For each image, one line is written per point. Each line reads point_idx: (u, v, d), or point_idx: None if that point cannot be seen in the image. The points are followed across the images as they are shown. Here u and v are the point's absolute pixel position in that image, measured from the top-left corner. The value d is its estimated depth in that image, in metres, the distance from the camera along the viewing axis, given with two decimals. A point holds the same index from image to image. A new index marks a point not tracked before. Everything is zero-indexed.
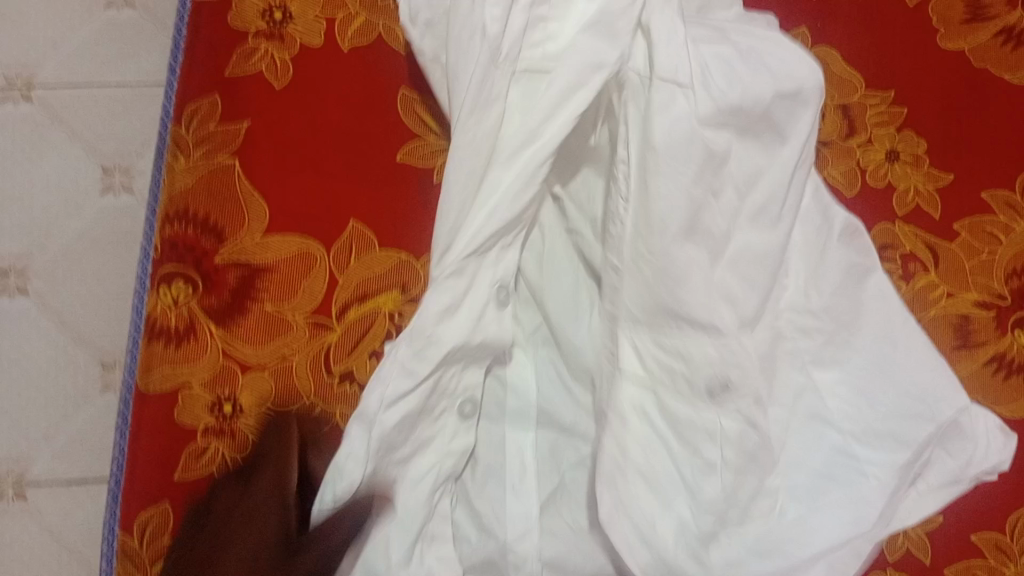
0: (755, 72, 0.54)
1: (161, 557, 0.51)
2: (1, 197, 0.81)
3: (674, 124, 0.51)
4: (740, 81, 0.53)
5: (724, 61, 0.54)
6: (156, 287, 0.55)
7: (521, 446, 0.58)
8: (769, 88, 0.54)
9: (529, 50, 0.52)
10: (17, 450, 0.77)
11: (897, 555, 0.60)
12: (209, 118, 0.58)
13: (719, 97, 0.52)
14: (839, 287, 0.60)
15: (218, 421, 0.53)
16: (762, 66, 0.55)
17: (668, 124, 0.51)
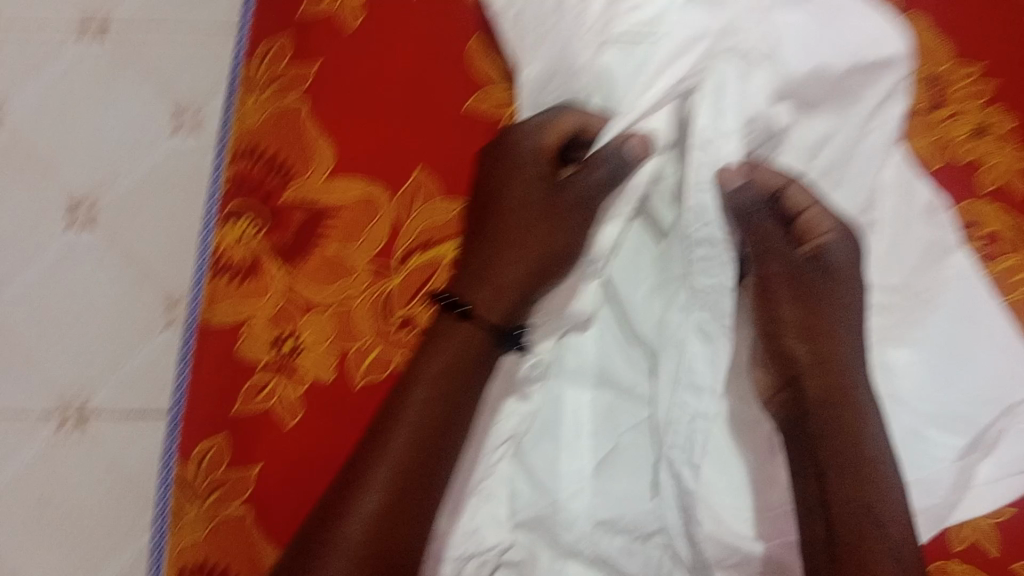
0: (829, 43, 0.53)
1: (215, 488, 0.52)
2: (73, 131, 0.83)
3: (734, 83, 0.51)
4: (816, 49, 0.53)
5: (802, 30, 0.53)
6: (224, 222, 0.55)
7: (578, 406, 0.55)
8: (847, 61, 0.53)
9: (622, 20, 0.54)
10: (79, 380, 0.78)
11: (962, 545, 0.55)
12: (282, 56, 0.58)
13: (791, 70, 0.52)
14: (919, 264, 0.58)
15: (277, 356, 0.53)
16: (842, 36, 0.54)
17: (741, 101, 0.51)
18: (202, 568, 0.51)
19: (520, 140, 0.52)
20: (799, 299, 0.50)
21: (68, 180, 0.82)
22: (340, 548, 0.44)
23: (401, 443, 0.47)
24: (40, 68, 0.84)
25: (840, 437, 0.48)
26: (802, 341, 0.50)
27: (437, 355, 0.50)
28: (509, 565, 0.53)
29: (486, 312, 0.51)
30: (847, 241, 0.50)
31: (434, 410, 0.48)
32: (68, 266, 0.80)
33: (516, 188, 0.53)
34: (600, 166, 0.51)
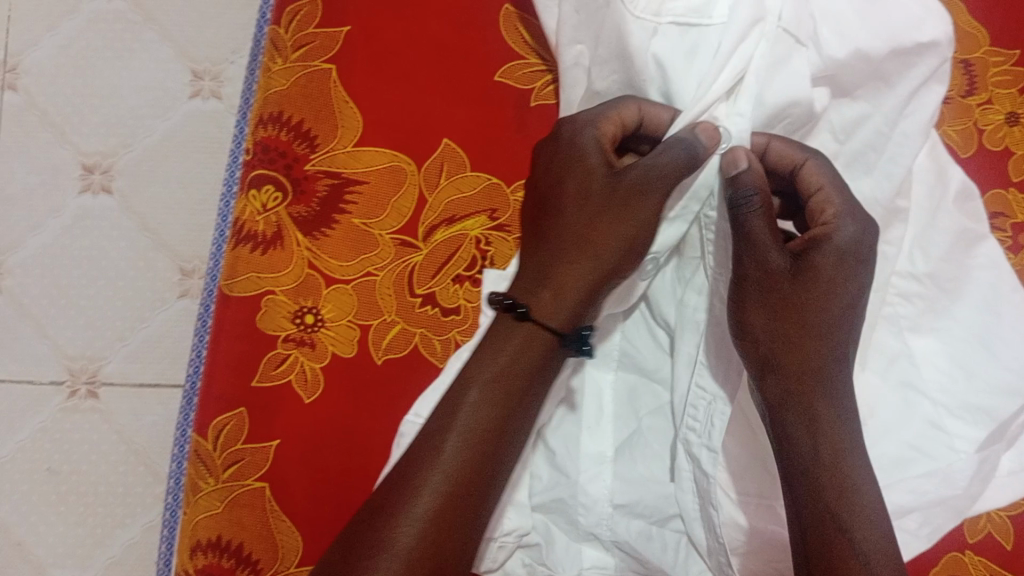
0: (868, 26, 0.50)
1: (232, 463, 0.51)
2: (88, 91, 0.81)
3: (785, 71, 0.46)
4: (854, 34, 0.50)
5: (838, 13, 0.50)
6: (246, 190, 0.54)
7: (600, 387, 0.54)
8: (883, 46, 0.50)
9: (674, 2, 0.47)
10: (89, 349, 0.77)
11: (977, 536, 0.54)
12: (310, 20, 0.56)
13: (825, 55, 0.49)
14: (949, 252, 0.56)
15: (299, 330, 0.52)
16: (881, 21, 0.50)
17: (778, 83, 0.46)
18: (217, 544, 0.50)
19: (575, 131, 0.46)
20: (771, 303, 0.44)
21: (81, 144, 0.80)
22: (389, 549, 0.40)
23: (461, 441, 0.43)
24: (55, 26, 0.81)
25: (808, 438, 0.44)
26: (771, 344, 0.44)
27: (492, 354, 0.45)
28: (528, 546, 0.53)
29: (545, 318, 0.44)
30: (859, 227, 0.44)
31: (494, 408, 0.43)
32: (80, 232, 0.79)
33: (574, 182, 0.45)
34: (671, 148, 0.43)
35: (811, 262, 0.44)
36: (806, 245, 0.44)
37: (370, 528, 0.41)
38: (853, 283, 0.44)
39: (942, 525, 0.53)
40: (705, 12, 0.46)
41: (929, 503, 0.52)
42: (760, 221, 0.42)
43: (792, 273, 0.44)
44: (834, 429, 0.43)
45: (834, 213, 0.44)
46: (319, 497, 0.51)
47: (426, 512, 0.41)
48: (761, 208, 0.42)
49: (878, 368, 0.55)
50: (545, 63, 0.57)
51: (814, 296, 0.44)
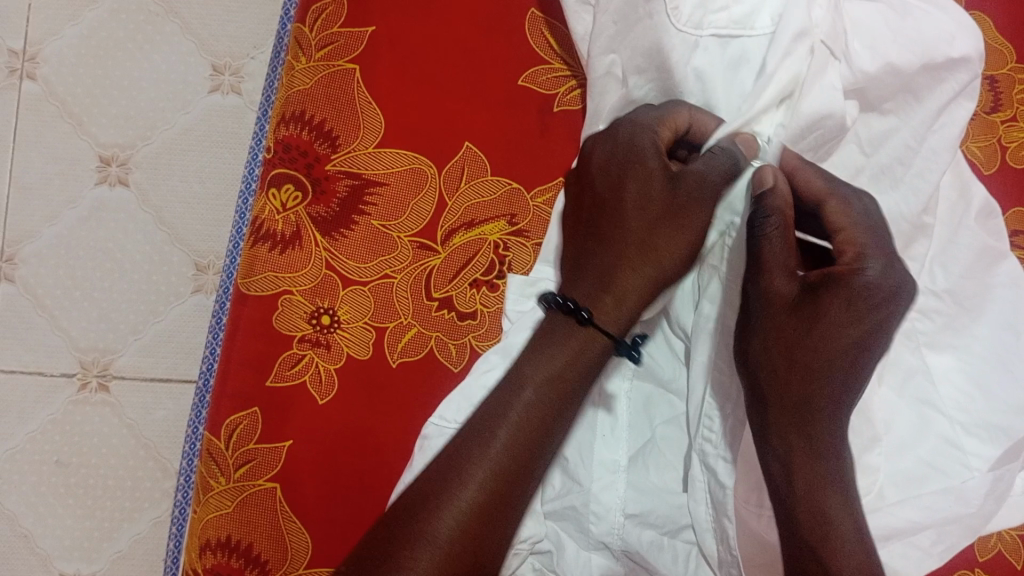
0: (900, 39, 0.50)
1: (244, 462, 0.51)
2: (107, 83, 0.80)
3: (823, 87, 0.46)
4: (886, 48, 0.49)
5: (872, 26, 0.50)
6: (266, 189, 0.54)
7: (615, 397, 0.54)
8: (916, 60, 0.50)
9: (716, 14, 0.48)
10: (103, 341, 0.77)
11: (988, 554, 0.54)
12: (334, 20, 0.56)
13: (857, 68, 0.48)
14: (969, 269, 0.56)
15: (315, 331, 0.52)
16: (913, 34, 0.50)
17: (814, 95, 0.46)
18: (227, 543, 0.50)
19: (635, 134, 0.45)
20: (775, 338, 0.43)
21: (98, 136, 0.80)
22: (430, 539, 0.41)
23: (511, 438, 0.43)
24: (76, 15, 0.81)
25: (800, 462, 0.42)
26: (767, 372, 0.43)
27: (549, 355, 0.44)
28: (539, 552, 0.52)
29: (605, 323, 0.44)
30: (884, 268, 0.41)
31: (547, 408, 0.44)
32: (95, 224, 0.79)
33: (634, 184, 0.45)
34: (715, 158, 0.44)
35: (820, 298, 0.41)
36: (821, 279, 0.42)
37: (413, 515, 0.42)
38: (866, 326, 0.41)
39: (956, 543, 0.52)
40: (747, 23, 0.47)
41: (943, 522, 0.52)
42: (775, 244, 0.42)
43: (795, 305, 0.42)
44: (825, 466, 0.42)
45: (857, 249, 0.42)
46: (330, 499, 0.51)
47: (469, 505, 0.41)
48: (778, 230, 0.41)
49: (895, 384, 0.54)
50: (570, 69, 0.56)
51: (817, 334, 0.41)
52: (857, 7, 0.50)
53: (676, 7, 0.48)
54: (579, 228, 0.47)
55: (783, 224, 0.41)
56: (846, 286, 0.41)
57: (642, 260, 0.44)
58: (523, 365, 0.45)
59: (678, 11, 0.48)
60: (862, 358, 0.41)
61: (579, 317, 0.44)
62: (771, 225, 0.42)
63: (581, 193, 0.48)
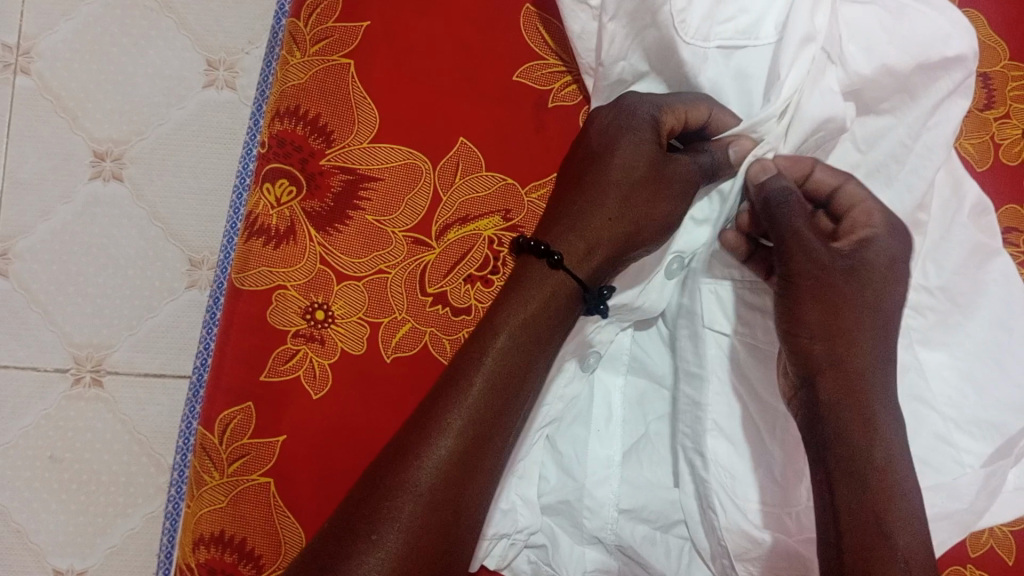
0: (896, 42, 0.50)
1: (238, 457, 0.51)
2: (102, 78, 0.80)
3: (824, 92, 0.46)
4: (881, 50, 0.49)
5: (865, 28, 0.50)
6: (260, 184, 0.54)
7: (608, 388, 0.53)
8: (911, 60, 0.50)
9: (722, 25, 0.48)
10: (97, 336, 0.77)
11: (979, 551, 0.54)
12: (329, 15, 0.56)
13: (854, 72, 0.49)
14: (962, 265, 0.56)
15: (309, 326, 0.52)
16: (908, 35, 0.50)
17: (822, 101, 0.46)
18: (220, 538, 0.50)
19: (636, 106, 0.46)
20: (824, 300, 0.43)
21: (93, 130, 0.80)
22: (410, 489, 0.38)
23: (485, 385, 0.41)
24: (70, 9, 0.81)
25: (841, 427, 0.42)
26: (823, 335, 0.43)
27: (521, 302, 0.43)
28: (535, 546, 0.52)
29: (576, 269, 0.44)
30: (899, 240, 0.45)
31: (519, 353, 0.42)
32: (89, 219, 0.79)
33: (626, 148, 0.45)
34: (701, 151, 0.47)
35: (859, 261, 0.44)
36: (852, 247, 0.45)
37: (390, 471, 0.39)
38: (896, 285, 0.45)
39: (948, 539, 0.52)
40: (752, 33, 0.48)
41: (935, 517, 0.52)
42: (799, 219, 0.44)
43: (843, 272, 0.43)
44: (866, 431, 0.42)
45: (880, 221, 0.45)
46: (324, 493, 0.51)
47: (445, 455, 0.39)
48: (799, 208, 0.44)
49: None
50: (565, 65, 0.56)
51: (863, 296, 0.44)
52: (851, 10, 0.50)
53: (685, 20, 0.47)
54: (555, 192, 0.47)
55: (799, 201, 0.44)
56: (878, 255, 0.45)
57: (622, 216, 0.45)
58: (496, 313, 0.43)
59: (686, 25, 0.47)
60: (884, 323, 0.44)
61: (551, 260, 0.44)
62: (792, 201, 0.44)
63: (571, 157, 0.48)
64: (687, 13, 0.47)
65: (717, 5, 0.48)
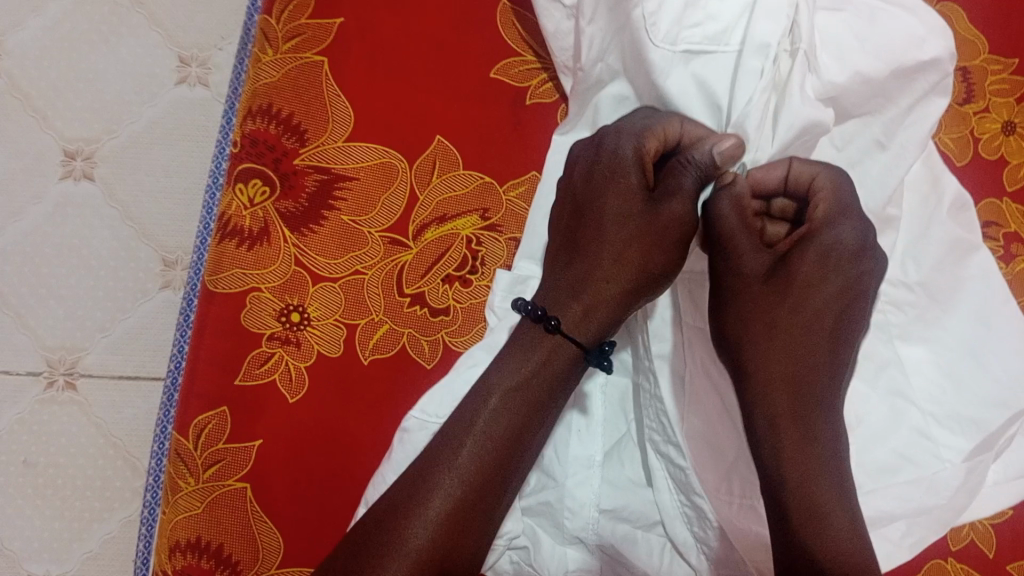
0: (869, 47, 0.50)
1: (212, 463, 0.50)
2: (72, 76, 0.79)
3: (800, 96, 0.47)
4: (855, 58, 0.49)
5: (842, 35, 0.50)
6: (233, 184, 0.52)
7: (590, 391, 0.53)
8: (884, 67, 0.50)
9: (689, 30, 0.48)
10: (70, 339, 0.76)
11: (960, 544, 0.53)
12: (301, 11, 0.55)
13: (827, 81, 0.49)
14: (941, 260, 0.56)
15: (284, 329, 0.51)
16: (881, 41, 0.51)
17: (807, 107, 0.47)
18: (197, 544, 0.49)
19: (618, 147, 0.47)
20: (750, 312, 0.46)
21: (63, 129, 0.78)
22: (399, 548, 0.42)
23: (477, 451, 0.44)
24: (39, 7, 0.80)
25: (795, 477, 0.43)
26: (753, 349, 0.46)
27: (517, 360, 0.46)
28: (516, 548, 0.52)
29: (573, 332, 0.46)
30: (858, 231, 0.46)
31: (513, 413, 0.45)
32: (61, 220, 0.77)
33: (612, 199, 0.47)
34: (688, 170, 0.46)
35: (791, 265, 0.46)
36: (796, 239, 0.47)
37: (380, 528, 0.43)
38: (845, 281, 0.46)
39: (926, 537, 0.52)
40: (720, 40, 0.48)
41: (913, 512, 0.52)
42: (733, 224, 0.46)
43: (766, 277, 0.47)
44: (818, 484, 0.43)
45: (825, 209, 0.46)
46: (301, 499, 0.50)
47: (435, 514, 0.43)
48: (732, 203, 0.46)
49: (867, 376, 0.54)
50: (540, 60, 0.55)
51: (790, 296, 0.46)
52: (824, 17, 0.50)
53: (654, 23, 0.47)
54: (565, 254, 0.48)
55: (736, 203, 0.46)
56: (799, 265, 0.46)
57: (614, 265, 0.47)
58: (493, 369, 0.46)
59: (655, 29, 0.47)
60: (840, 348, 0.46)
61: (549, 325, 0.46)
62: (726, 199, 0.46)
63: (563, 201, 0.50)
64: (658, 16, 0.47)
65: (686, 10, 0.48)
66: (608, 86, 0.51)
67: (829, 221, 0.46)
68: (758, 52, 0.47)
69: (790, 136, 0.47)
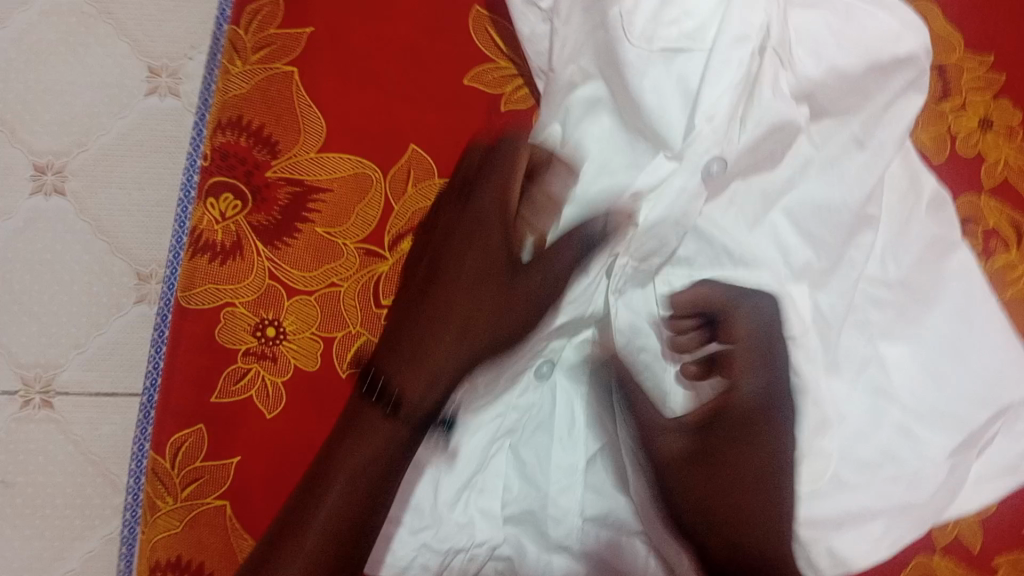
0: (843, 44, 0.49)
1: (190, 482, 0.49)
2: (41, 88, 0.78)
3: (774, 94, 0.47)
4: (831, 53, 0.49)
5: (817, 33, 0.49)
6: (204, 199, 0.52)
7: (571, 395, 0.52)
8: (862, 64, 0.50)
9: (665, 27, 0.47)
10: (44, 356, 0.75)
11: (946, 540, 0.54)
12: (269, 20, 0.54)
13: (802, 75, 0.49)
14: (920, 260, 0.55)
15: (260, 344, 0.51)
16: (860, 38, 0.50)
17: (775, 103, 0.47)
18: (177, 564, 0.48)
19: (482, 183, 0.45)
20: (705, 468, 0.45)
21: (34, 143, 0.77)
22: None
23: (345, 478, 0.42)
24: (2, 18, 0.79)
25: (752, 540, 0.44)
26: (693, 477, 0.46)
27: (393, 362, 0.44)
28: (501, 558, 0.52)
29: (409, 390, 0.43)
30: (766, 380, 0.45)
31: (377, 435, 0.43)
32: (32, 235, 0.76)
33: (471, 257, 0.45)
34: (571, 236, 0.44)
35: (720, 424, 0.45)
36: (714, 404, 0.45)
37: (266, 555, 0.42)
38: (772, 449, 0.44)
39: (905, 535, 0.52)
40: (695, 37, 0.47)
41: (892, 510, 0.52)
42: (741, 353, 0.45)
43: (697, 427, 0.46)
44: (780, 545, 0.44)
45: (745, 360, 0.45)
46: None
47: (346, 500, 0.42)
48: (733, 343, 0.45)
49: (850, 373, 0.54)
50: (516, 66, 0.55)
51: (738, 446, 0.44)
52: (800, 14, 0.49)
53: (630, 20, 0.46)
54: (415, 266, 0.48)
55: (738, 340, 0.45)
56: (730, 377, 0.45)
57: (461, 328, 0.44)
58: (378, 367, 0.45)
59: (632, 26, 0.46)
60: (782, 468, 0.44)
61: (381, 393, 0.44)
62: (725, 321, 0.46)
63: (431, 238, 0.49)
64: (633, 14, 0.46)
65: (662, 7, 0.47)
66: (581, 87, 0.49)
67: (750, 366, 0.45)
68: (740, 45, 0.46)
69: (759, 135, 0.47)
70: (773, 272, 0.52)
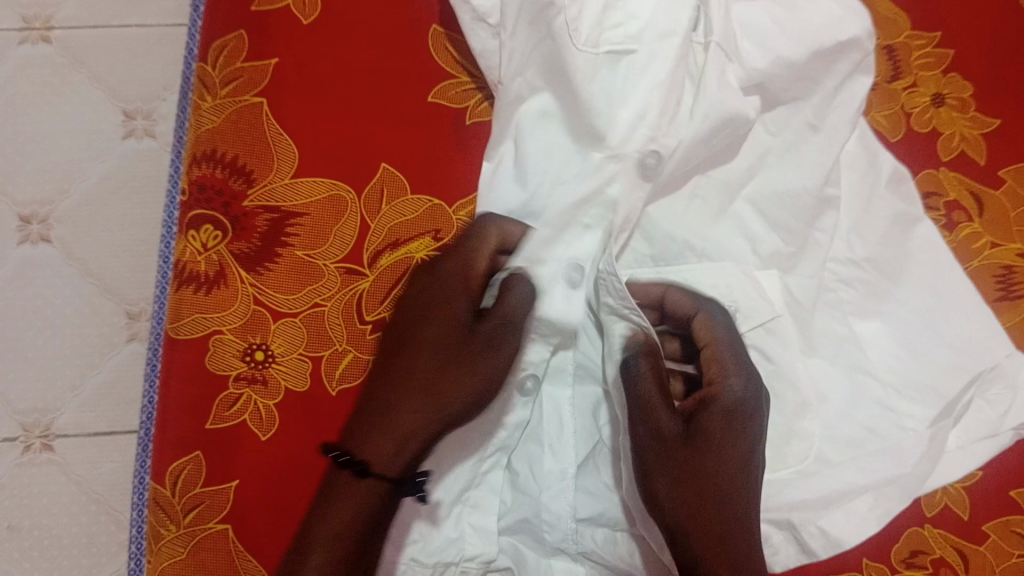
0: (788, 33, 0.52)
1: (191, 509, 0.50)
2: (18, 139, 0.80)
3: (719, 86, 0.50)
4: (775, 43, 0.51)
5: (759, 24, 0.52)
6: (185, 233, 0.53)
7: (558, 403, 0.54)
8: (805, 50, 0.52)
9: (609, 32, 0.50)
10: (43, 401, 0.76)
11: (934, 510, 0.53)
12: (236, 56, 0.57)
13: (750, 66, 0.51)
14: (884, 236, 0.57)
15: (249, 368, 0.52)
16: (804, 25, 0.52)
17: (723, 96, 0.49)
18: None
19: (449, 272, 0.46)
20: (677, 475, 0.45)
21: (18, 193, 0.79)
22: None
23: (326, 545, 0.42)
24: None
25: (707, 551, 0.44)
26: (678, 481, 0.45)
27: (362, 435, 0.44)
28: (500, 568, 0.52)
29: (374, 459, 0.43)
30: (747, 383, 0.46)
31: (352, 501, 0.43)
32: (23, 283, 0.78)
33: (435, 314, 0.46)
34: (517, 285, 0.46)
35: (701, 425, 0.45)
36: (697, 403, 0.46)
37: None
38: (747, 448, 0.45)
39: (894, 508, 0.53)
40: (639, 39, 0.50)
41: (878, 483, 0.53)
42: (722, 359, 0.46)
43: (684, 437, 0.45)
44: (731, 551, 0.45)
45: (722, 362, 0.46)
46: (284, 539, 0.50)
47: (325, 543, 0.42)
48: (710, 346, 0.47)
49: (826, 354, 0.56)
50: (474, 80, 0.57)
51: (710, 446, 0.45)
52: (742, 7, 0.52)
53: (576, 28, 0.49)
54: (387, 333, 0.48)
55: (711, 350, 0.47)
56: (709, 379, 0.46)
57: (421, 386, 0.44)
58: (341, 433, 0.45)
59: (577, 32, 0.49)
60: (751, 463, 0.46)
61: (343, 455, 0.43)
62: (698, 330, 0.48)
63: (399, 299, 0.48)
64: (579, 21, 0.49)
65: (605, 13, 0.50)
66: (529, 101, 0.52)
67: (724, 370, 0.46)
68: (671, 40, 0.50)
69: (709, 128, 0.50)
70: (740, 262, 0.55)
